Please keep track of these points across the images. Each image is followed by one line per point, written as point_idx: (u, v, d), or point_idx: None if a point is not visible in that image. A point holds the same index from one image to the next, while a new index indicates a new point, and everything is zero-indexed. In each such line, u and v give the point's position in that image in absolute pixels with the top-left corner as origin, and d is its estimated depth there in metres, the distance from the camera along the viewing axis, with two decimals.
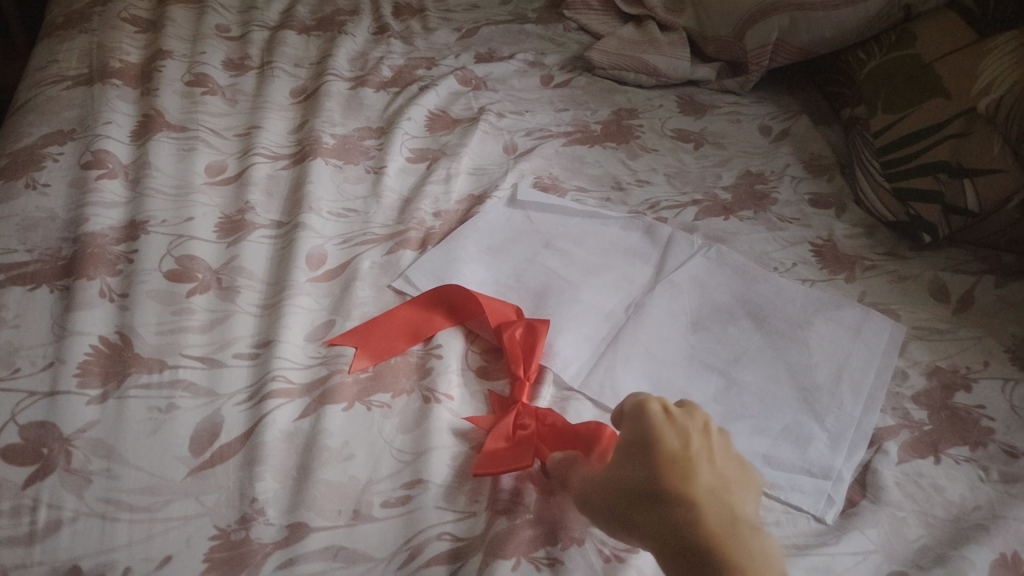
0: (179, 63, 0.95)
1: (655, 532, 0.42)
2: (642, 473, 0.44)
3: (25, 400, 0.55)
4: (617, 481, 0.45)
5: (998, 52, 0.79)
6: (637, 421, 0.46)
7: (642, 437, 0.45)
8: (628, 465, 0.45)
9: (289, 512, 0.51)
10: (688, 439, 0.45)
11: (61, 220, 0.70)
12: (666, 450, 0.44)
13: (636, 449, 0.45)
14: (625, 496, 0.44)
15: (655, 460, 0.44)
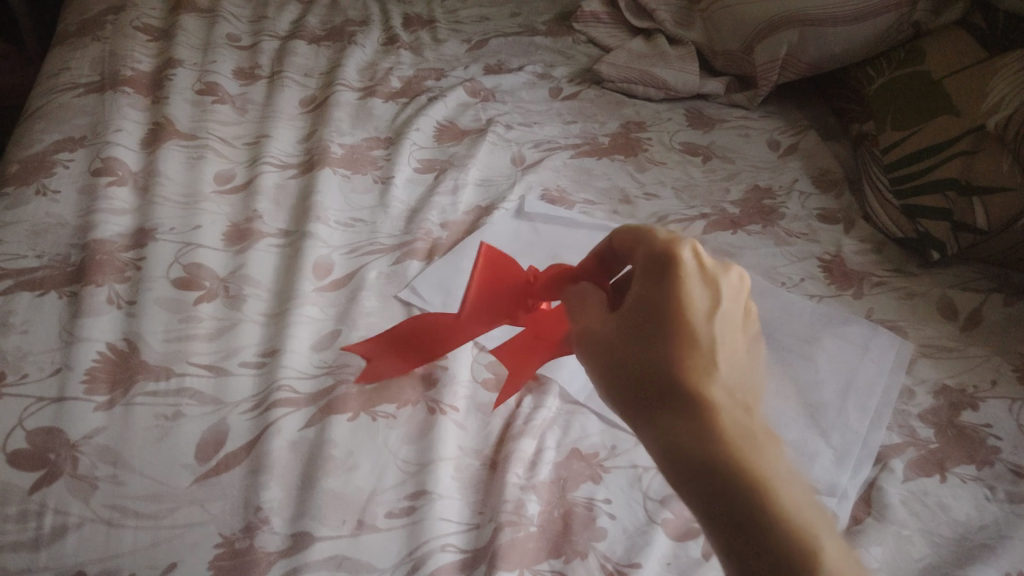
0: (189, 72, 0.95)
1: (677, 437, 0.37)
2: (651, 351, 0.41)
3: (33, 406, 0.55)
4: (619, 343, 0.43)
5: (1006, 72, 0.79)
6: (659, 278, 0.43)
7: (657, 299, 0.43)
8: (636, 329, 0.43)
9: (293, 521, 0.51)
10: (711, 312, 0.42)
11: (72, 227, 0.71)
12: (687, 330, 0.41)
13: (644, 309, 0.43)
14: (623, 360, 0.42)
15: (669, 337, 0.41)
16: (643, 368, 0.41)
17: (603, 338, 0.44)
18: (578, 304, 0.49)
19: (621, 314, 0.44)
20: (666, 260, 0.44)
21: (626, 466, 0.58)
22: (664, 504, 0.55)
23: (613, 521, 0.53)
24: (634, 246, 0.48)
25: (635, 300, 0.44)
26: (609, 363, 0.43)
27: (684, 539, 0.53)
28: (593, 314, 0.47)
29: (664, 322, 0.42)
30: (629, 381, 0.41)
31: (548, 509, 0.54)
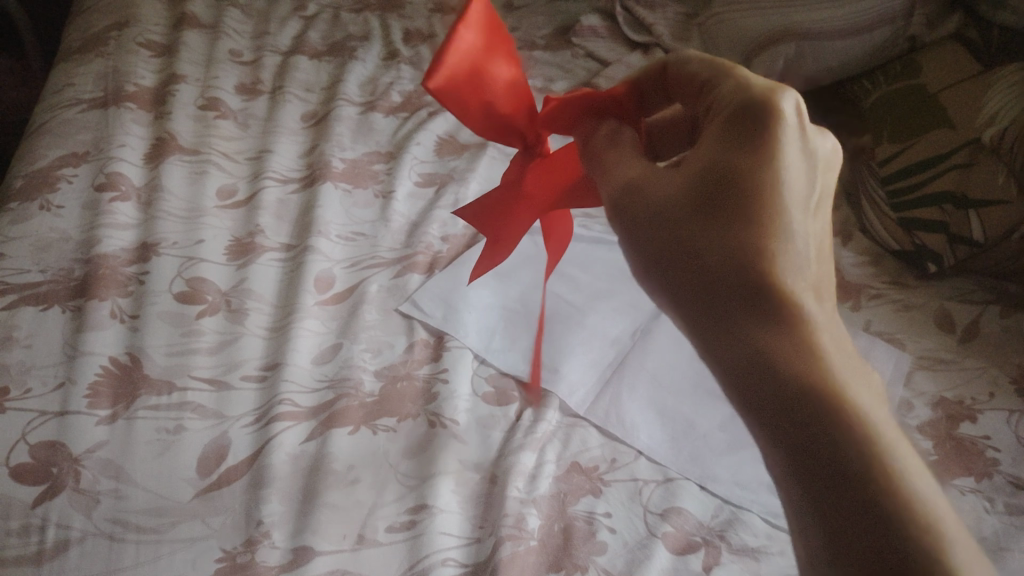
0: (192, 87, 0.96)
1: (760, 361, 0.32)
2: (726, 235, 0.35)
3: (36, 420, 0.55)
4: (682, 214, 0.37)
5: (1001, 84, 0.79)
6: (746, 140, 0.36)
7: (740, 167, 0.35)
8: (705, 201, 0.36)
9: (294, 535, 0.51)
10: (803, 187, 0.35)
11: (75, 242, 0.71)
12: (778, 212, 0.35)
13: (720, 176, 0.36)
14: (686, 236, 0.36)
15: (752, 219, 0.35)
16: (714, 257, 0.35)
17: (656, 200, 0.38)
18: (610, 141, 0.43)
19: (685, 173, 0.38)
20: (756, 116, 0.35)
21: (626, 479, 0.58)
22: (664, 517, 0.55)
23: (613, 535, 0.54)
24: (708, 81, 0.39)
25: (703, 158, 0.37)
26: (662, 233, 0.37)
27: (685, 553, 0.53)
28: (637, 163, 0.41)
29: (746, 199, 0.35)
30: (691, 261, 0.36)
31: (547, 523, 0.54)
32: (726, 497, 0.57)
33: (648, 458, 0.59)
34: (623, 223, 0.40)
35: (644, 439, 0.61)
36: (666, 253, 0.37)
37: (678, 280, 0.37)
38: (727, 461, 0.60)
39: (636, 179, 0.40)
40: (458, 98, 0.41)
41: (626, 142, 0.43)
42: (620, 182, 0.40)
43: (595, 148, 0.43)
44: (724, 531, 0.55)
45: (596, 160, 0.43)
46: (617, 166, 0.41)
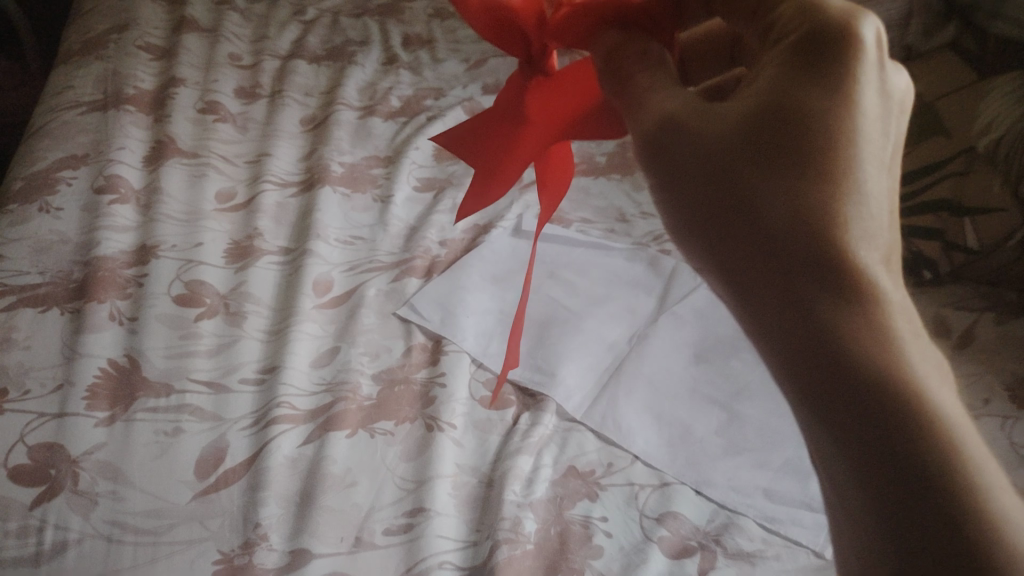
0: (191, 91, 0.96)
1: (812, 319, 0.30)
2: (785, 183, 0.32)
3: (34, 422, 0.56)
4: (732, 154, 0.34)
5: (997, 91, 0.79)
6: (817, 79, 0.33)
7: (809, 109, 0.32)
8: (764, 141, 0.33)
9: (292, 538, 0.52)
10: (879, 132, 0.33)
11: (74, 244, 0.71)
12: (847, 165, 0.32)
13: (783, 117, 0.33)
14: (735, 178, 0.34)
15: (820, 168, 0.32)
16: (773, 206, 0.32)
17: (703, 138, 0.35)
18: (640, 61, 0.38)
19: (738, 107, 0.35)
20: (832, 54, 0.33)
21: (622, 483, 0.58)
22: (661, 521, 0.55)
23: (609, 539, 0.54)
24: (774, 0, 0.36)
25: (760, 96, 0.34)
26: (708, 175, 0.35)
27: (681, 557, 0.53)
28: (678, 91, 0.37)
29: (812, 145, 0.32)
30: (743, 209, 0.33)
31: (545, 526, 0.54)
32: (722, 502, 0.57)
33: (645, 462, 0.60)
34: (662, 161, 0.37)
35: (640, 444, 0.61)
36: (712, 196, 0.35)
37: (726, 228, 0.34)
38: (722, 466, 0.60)
39: (677, 111, 0.36)
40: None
41: (663, 66, 0.38)
42: (658, 112, 0.36)
43: (624, 68, 0.38)
44: (720, 535, 0.55)
45: (625, 84, 0.38)
46: (654, 94, 0.37)
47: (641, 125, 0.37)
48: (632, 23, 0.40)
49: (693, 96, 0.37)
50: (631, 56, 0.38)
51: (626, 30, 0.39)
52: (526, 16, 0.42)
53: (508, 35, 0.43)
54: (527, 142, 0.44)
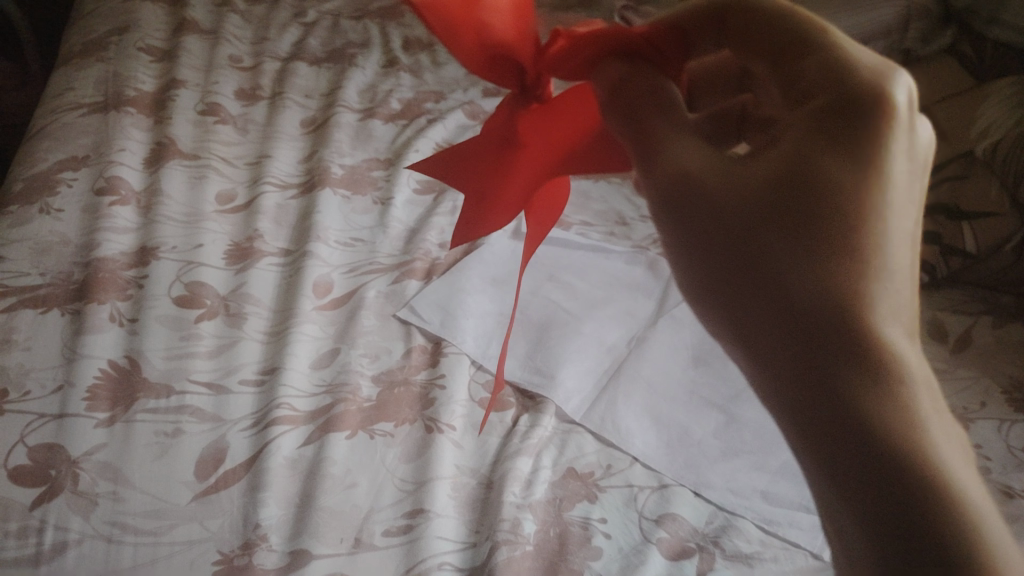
0: (192, 93, 0.97)
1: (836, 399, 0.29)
2: (808, 260, 0.31)
3: (34, 422, 0.56)
4: (751, 222, 0.32)
5: (994, 98, 0.81)
6: (845, 148, 0.31)
7: (832, 177, 0.31)
8: (787, 212, 0.32)
9: (292, 539, 0.52)
10: (906, 203, 0.31)
11: (74, 245, 0.71)
12: (872, 236, 0.31)
13: (808, 187, 0.31)
14: (755, 249, 0.32)
15: (846, 244, 0.31)
16: (796, 283, 0.31)
17: (721, 201, 0.33)
18: (658, 107, 0.36)
19: (761, 169, 0.33)
20: (859, 123, 0.31)
21: (621, 485, 0.58)
22: (659, 523, 0.55)
23: (608, 540, 0.54)
24: (800, 54, 0.34)
25: (782, 161, 0.33)
26: (725, 242, 0.33)
27: (679, 558, 0.53)
28: (696, 146, 0.35)
29: (836, 222, 0.31)
30: (764, 280, 0.32)
31: (543, 527, 0.54)
32: (721, 504, 0.57)
33: (644, 464, 0.60)
34: (676, 220, 0.35)
35: (639, 445, 0.61)
36: (729, 263, 0.33)
37: (743, 297, 0.33)
38: (720, 468, 0.60)
39: (695, 170, 0.34)
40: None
41: (680, 116, 0.36)
42: (675, 170, 0.34)
43: (639, 108, 0.36)
44: (718, 537, 0.55)
45: (641, 134, 0.36)
46: (671, 151, 0.35)
47: (655, 182, 0.35)
48: (635, 52, 0.38)
49: (706, 151, 0.35)
50: (636, 87, 0.36)
51: (628, 59, 0.37)
52: (520, 47, 0.41)
53: (502, 66, 0.41)
54: (536, 165, 0.41)
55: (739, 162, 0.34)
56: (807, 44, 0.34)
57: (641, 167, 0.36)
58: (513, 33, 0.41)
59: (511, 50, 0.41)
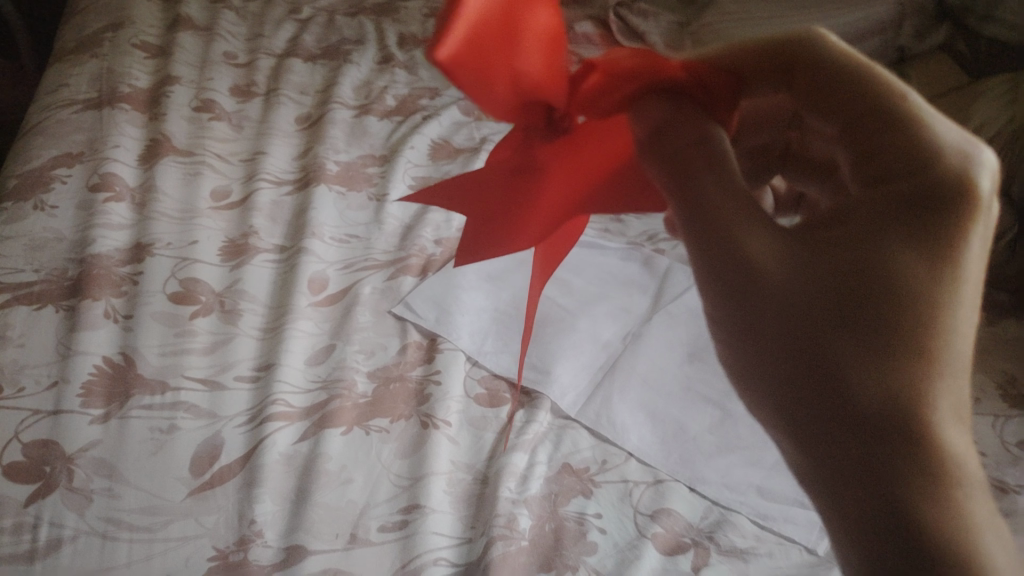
0: (187, 89, 0.96)
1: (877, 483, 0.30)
2: (873, 358, 0.31)
3: (29, 418, 0.56)
4: (814, 318, 0.32)
5: (990, 95, 0.81)
6: (918, 233, 0.33)
7: (895, 273, 0.32)
8: (851, 309, 0.32)
9: (287, 534, 0.52)
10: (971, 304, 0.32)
11: (68, 242, 0.71)
12: (939, 324, 0.32)
13: (875, 287, 0.32)
14: (815, 337, 0.32)
15: (902, 337, 0.31)
16: (863, 380, 0.31)
17: (786, 291, 0.32)
18: (710, 160, 0.34)
19: (820, 259, 0.33)
20: (945, 218, 0.33)
21: (616, 480, 0.58)
22: (655, 518, 0.55)
23: (604, 536, 0.54)
24: (877, 135, 0.35)
25: (845, 252, 0.33)
26: (784, 325, 0.32)
27: (674, 553, 0.54)
28: (762, 229, 0.33)
29: (905, 318, 0.31)
30: (825, 383, 0.31)
31: (538, 523, 0.55)
32: (716, 499, 0.58)
33: (639, 459, 0.60)
34: (728, 306, 0.33)
35: (634, 441, 0.61)
36: (786, 363, 0.32)
37: (797, 393, 0.32)
38: (716, 464, 0.60)
39: (762, 260, 0.33)
40: (484, 48, 0.34)
41: (744, 189, 0.34)
42: (739, 256, 0.33)
43: (693, 164, 0.34)
44: (713, 532, 0.56)
45: (704, 207, 0.33)
46: (739, 235, 0.33)
47: (708, 261, 0.34)
48: (683, 92, 0.36)
49: (771, 233, 0.34)
50: (688, 136, 0.34)
51: (678, 104, 0.35)
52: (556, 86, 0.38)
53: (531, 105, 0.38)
54: (557, 198, 0.39)
55: (796, 249, 0.34)
56: (871, 110, 0.35)
57: (695, 247, 0.34)
58: (547, 73, 0.37)
59: (545, 92, 0.38)
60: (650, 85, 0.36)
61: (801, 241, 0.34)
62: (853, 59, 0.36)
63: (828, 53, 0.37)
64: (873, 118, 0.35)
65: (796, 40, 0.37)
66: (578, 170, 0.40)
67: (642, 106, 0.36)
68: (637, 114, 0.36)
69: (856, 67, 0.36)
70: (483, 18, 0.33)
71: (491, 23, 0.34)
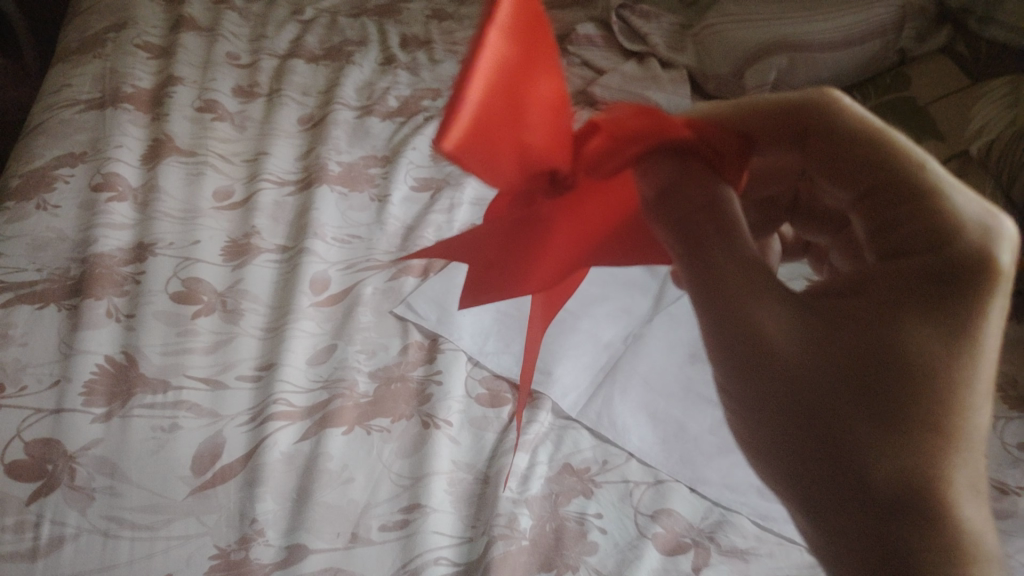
0: (189, 90, 0.97)
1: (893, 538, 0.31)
2: (886, 438, 0.31)
3: (31, 417, 0.56)
4: (825, 395, 0.31)
5: (992, 96, 0.80)
6: (942, 319, 0.31)
7: (914, 356, 0.31)
8: (872, 385, 0.31)
9: (288, 533, 0.52)
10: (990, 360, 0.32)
11: (71, 241, 0.71)
12: (958, 401, 0.31)
13: (898, 360, 0.31)
14: (827, 416, 0.31)
15: (918, 417, 0.31)
16: (875, 461, 0.31)
17: (800, 374, 0.32)
18: (721, 229, 0.34)
19: (832, 334, 0.32)
20: (972, 289, 0.32)
21: (617, 481, 0.58)
22: (655, 519, 0.56)
23: (604, 536, 0.54)
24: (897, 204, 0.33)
25: (860, 326, 0.32)
26: (792, 408, 0.32)
27: (674, 553, 0.54)
28: (775, 303, 0.33)
29: (932, 395, 0.31)
30: (844, 460, 0.31)
31: (539, 523, 0.55)
32: (716, 500, 0.58)
33: (640, 460, 0.60)
34: (740, 379, 0.33)
35: (635, 442, 0.61)
36: (802, 437, 0.32)
37: (810, 468, 0.32)
38: (716, 464, 0.60)
39: (774, 337, 0.32)
40: (491, 129, 0.30)
41: (759, 266, 0.33)
42: (751, 334, 0.32)
43: (701, 230, 0.34)
44: (714, 532, 0.56)
45: (711, 276, 0.33)
46: (750, 309, 0.33)
47: (724, 339, 0.33)
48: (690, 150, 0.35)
49: (786, 304, 0.33)
50: (696, 196, 0.34)
51: (684, 160, 0.35)
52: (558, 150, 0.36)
53: (537, 173, 0.36)
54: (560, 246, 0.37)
55: (811, 321, 0.33)
56: (892, 176, 0.33)
57: (711, 320, 0.34)
58: (553, 142, 0.35)
59: (551, 160, 0.35)
60: (660, 142, 0.35)
61: (815, 313, 0.33)
62: (869, 121, 0.34)
63: (845, 115, 0.35)
64: (889, 186, 0.33)
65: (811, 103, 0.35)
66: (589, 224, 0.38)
67: (648, 164, 0.35)
68: (642, 172, 0.35)
69: (878, 135, 0.34)
70: (488, 101, 0.30)
71: (497, 106, 0.30)
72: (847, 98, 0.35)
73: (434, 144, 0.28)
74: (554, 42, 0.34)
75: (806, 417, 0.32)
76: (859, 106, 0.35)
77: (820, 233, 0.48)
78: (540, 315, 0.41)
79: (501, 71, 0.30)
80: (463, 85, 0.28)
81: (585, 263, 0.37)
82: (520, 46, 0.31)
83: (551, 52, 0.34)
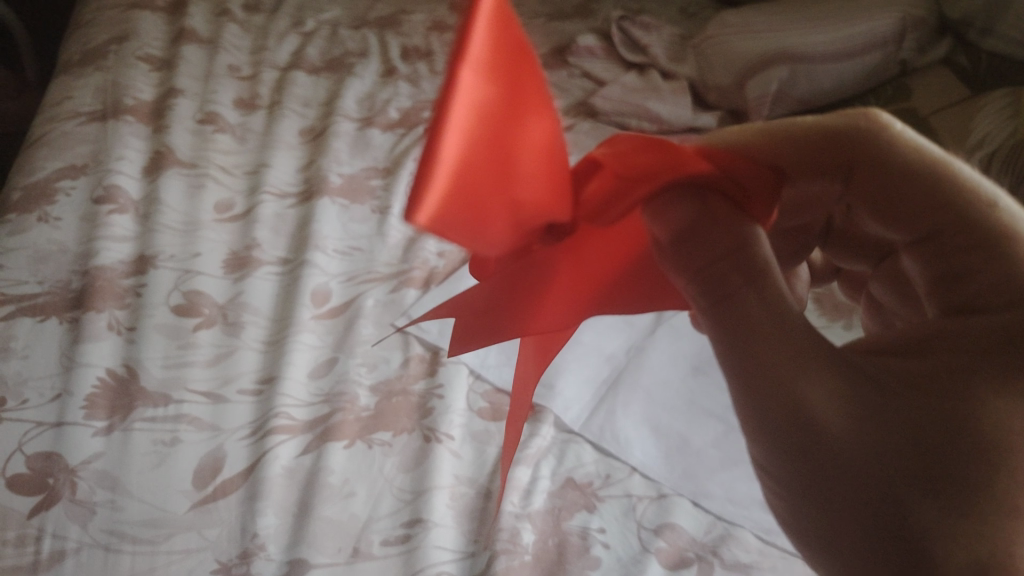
0: (191, 102, 0.97)
1: None
2: (961, 519, 0.29)
3: (32, 431, 0.56)
4: (887, 474, 0.31)
5: (992, 106, 0.81)
6: (1015, 386, 0.32)
7: (983, 430, 0.31)
8: (940, 460, 0.31)
9: (289, 548, 0.52)
10: None
11: (72, 253, 0.71)
12: None
13: (971, 431, 0.31)
14: (892, 496, 0.30)
15: (993, 488, 0.30)
16: (949, 544, 0.29)
17: (855, 455, 0.31)
18: (748, 275, 0.33)
19: (890, 411, 0.32)
20: None
21: (619, 495, 0.58)
22: (658, 533, 0.55)
23: (607, 551, 0.54)
24: (960, 250, 0.37)
25: (920, 403, 0.32)
26: (855, 490, 0.31)
27: (678, 567, 0.53)
28: (828, 377, 0.32)
29: (1004, 465, 0.30)
30: (916, 548, 0.29)
31: (541, 538, 0.54)
32: (720, 514, 0.57)
33: (642, 474, 0.60)
34: (793, 465, 0.32)
35: (638, 455, 0.61)
36: (865, 522, 0.31)
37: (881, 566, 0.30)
38: (719, 478, 0.60)
39: (826, 415, 0.32)
40: (474, 186, 0.27)
41: (802, 332, 0.33)
42: (805, 413, 0.32)
43: (729, 280, 0.34)
44: (717, 547, 0.55)
45: (743, 329, 0.33)
46: (796, 383, 0.32)
47: (766, 418, 0.33)
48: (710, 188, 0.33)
49: (840, 381, 0.33)
50: (720, 243, 0.33)
51: (704, 199, 0.33)
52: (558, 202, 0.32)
53: (534, 228, 0.33)
54: (561, 294, 0.35)
55: (868, 400, 0.32)
56: (957, 220, 0.37)
57: (748, 398, 0.33)
58: (551, 187, 0.32)
59: (547, 208, 0.32)
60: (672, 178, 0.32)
61: (870, 380, 0.33)
62: (920, 150, 0.39)
63: (897, 145, 0.39)
64: (953, 229, 0.37)
65: (855, 130, 0.39)
66: (598, 268, 0.36)
67: (662, 203, 0.33)
68: (656, 212, 0.33)
69: (935, 167, 0.38)
70: (472, 148, 0.26)
71: (483, 154, 0.27)
72: (895, 125, 0.40)
73: (411, 217, 0.24)
74: (545, 79, 0.30)
75: (873, 498, 0.31)
76: (906, 134, 0.39)
77: (855, 262, 0.48)
78: (533, 363, 0.38)
79: (483, 114, 0.26)
80: (440, 133, 0.24)
81: (588, 313, 0.35)
82: (507, 85, 0.27)
83: (541, 85, 0.30)
